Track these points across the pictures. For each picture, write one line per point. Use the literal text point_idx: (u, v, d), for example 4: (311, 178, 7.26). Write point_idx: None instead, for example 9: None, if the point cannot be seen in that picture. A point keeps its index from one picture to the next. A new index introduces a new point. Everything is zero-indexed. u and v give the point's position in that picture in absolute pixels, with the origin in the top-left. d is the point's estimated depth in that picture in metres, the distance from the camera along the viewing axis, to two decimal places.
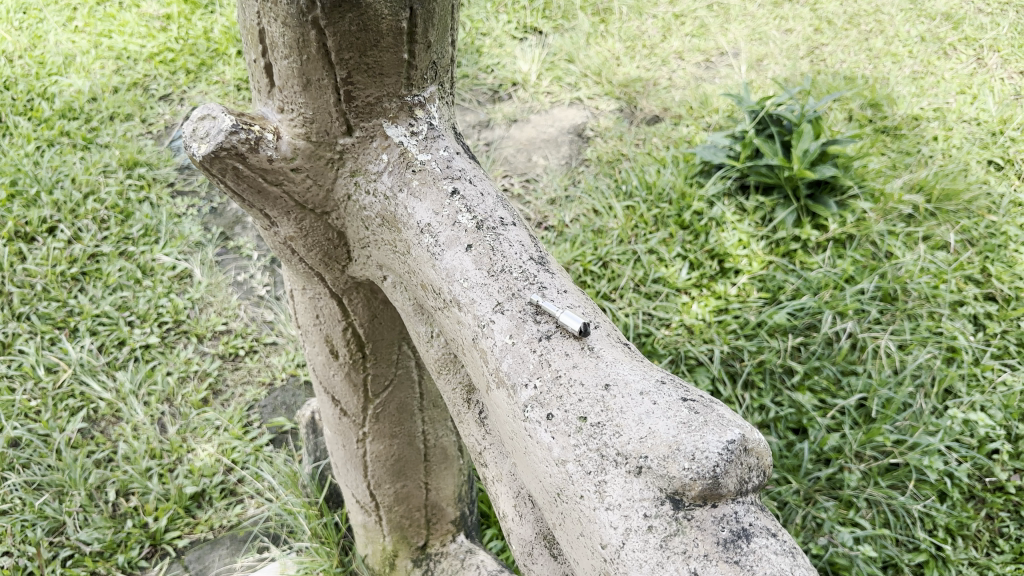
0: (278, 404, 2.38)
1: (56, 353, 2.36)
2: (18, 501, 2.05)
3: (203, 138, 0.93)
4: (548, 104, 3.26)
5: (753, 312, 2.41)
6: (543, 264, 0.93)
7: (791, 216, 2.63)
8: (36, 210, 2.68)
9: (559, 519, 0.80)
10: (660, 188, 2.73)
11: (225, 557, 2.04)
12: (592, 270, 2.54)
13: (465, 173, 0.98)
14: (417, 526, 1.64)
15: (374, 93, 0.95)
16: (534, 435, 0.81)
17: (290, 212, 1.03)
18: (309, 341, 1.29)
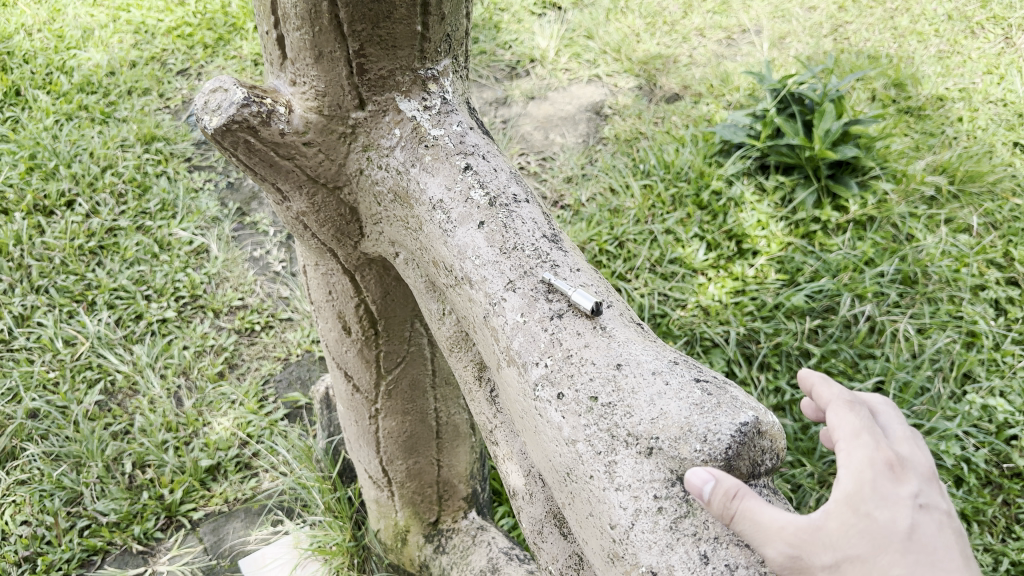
0: (293, 379, 2.40)
1: (74, 326, 2.38)
2: (36, 471, 2.08)
3: (215, 111, 0.92)
4: (566, 81, 3.24)
5: (771, 294, 2.39)
6: (556, 242, 0.92)
7: (812, 197, 2.60)
8: (54, 183, 2.69)
9: (568, 499, 0.79)
10: (678, 167, 2.71)
11: (239, 530, 2.06)
12: (608, 250, 2.53)
13: (478, 149, 0.97)
14: (429, 503, 1.65)
15: (388, 67, 0.94)
16: (544, 414, 0.79)
17: (302, 185, 1.02)
18: (321, 317, 1.28)
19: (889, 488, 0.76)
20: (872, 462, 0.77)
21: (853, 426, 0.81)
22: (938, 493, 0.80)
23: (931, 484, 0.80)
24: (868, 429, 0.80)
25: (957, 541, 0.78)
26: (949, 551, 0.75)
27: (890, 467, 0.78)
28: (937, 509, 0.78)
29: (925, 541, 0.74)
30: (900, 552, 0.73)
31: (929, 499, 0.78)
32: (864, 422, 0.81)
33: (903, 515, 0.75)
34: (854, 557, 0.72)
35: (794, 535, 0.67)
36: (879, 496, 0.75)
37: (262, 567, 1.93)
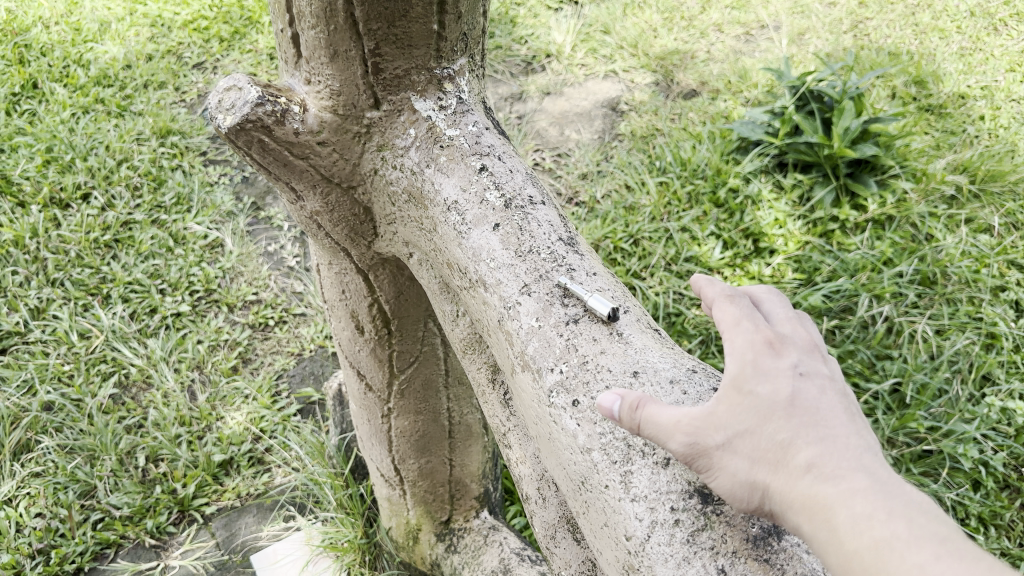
0: (306, 374, 2.40)
1: (89, 319, 2.38)
2: (51, 464, 2.08)
3: (229, 110, 0.91)
4: (582, 77, 3.22)
5: (788, 293, 2.37)
6: (572, 245, 0.90)
7: (830, 195, 2.57)
8: (70, 176, 2.70)
9: (582, 507, 0.78)
10: (695, 164, 2.68)
11: (251, 525, 2.06)
12: (623, 248, 2.51)
13: (494, 149, 0.96)
14: (440, 502, 1.65)
15: (403, 66, 0.92)
16: (559, 421, 0.78)
17: (316, 185, 1.01)
18: (334, 316, 1.28)
19: (770, 359, 0.70)
20: (751, 340, 0.72)
21: (729, 309, 0.75)
22: (830, 363, 0.74)
23: (820, 356, 0.74)
24: (744, 309, 0.75)
25: (855, 406, 0.71)
26: (844, 412, 0.68)
27: (770, 341, 0.72)
28: (829, 376, 0.71)
29: (816, 404, 0.68)
30: (785, 419, 0.66)
31: (818, 365, 0.72)
32: (743, 303, 0.76)
33: (786, 382, 0.68)
34: (743, 434, 0.67)
35: (691, 425, 0.68)
36: (760, 371, 0.69)
37: (274, 563, 1.93)
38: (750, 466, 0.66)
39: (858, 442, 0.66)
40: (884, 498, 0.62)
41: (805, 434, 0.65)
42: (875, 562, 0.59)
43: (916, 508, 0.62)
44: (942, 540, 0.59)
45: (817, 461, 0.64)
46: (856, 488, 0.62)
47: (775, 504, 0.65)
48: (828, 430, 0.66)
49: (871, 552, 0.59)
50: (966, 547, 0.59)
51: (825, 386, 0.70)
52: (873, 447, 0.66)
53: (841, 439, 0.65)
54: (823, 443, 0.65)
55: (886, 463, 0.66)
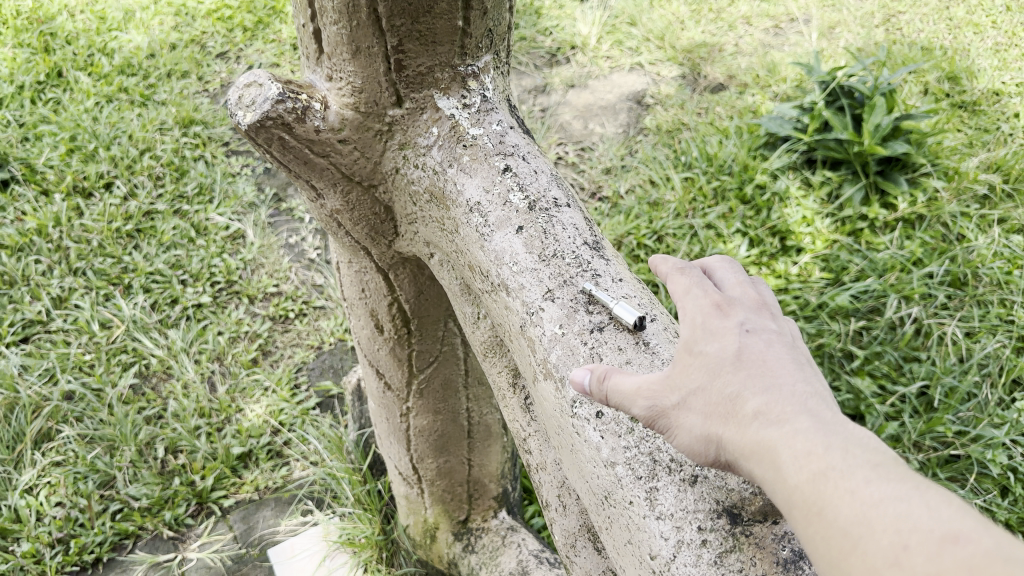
0: (325, 368, 2.38)
1: (111, 309, 2.39)
2: (71, 453, 2.09)
3: (249, 107, 0.90)
4: (607, 69, 3.18)
5: (814, 293, 2.33)
6: (598, 249, 0.88)
7: (859, 193, 2.52)
8: (93, 166, 2.70)
9: (606, 523, 0.76)
10: (721, 159, 2.64)
11: (270, 519, 2.06)
12: (646, 244, 2.48)
13: (519, 149, 0.93)
14: (459, 501, 1.63)
15: (427, 63, 0.90)
16: (581, 433, 0.75)
17: (336, 183, 0.99)
18: (354, 314, 1.26)
19: (717, 320, 0.70)
20: (700, 306, 0.72)
21: (680, 279, 0.76)
22: (785, 326, 0.73)
23: (772, 317, 0.73)
24: (694, 277, 0.76)
25: (810, 362, 0.70)
26: (793, 362, 0.67)
27: (719, 305, 0.72)
28: (778, 333, 0.71)
29: (763, 356, 0.67)
30: (733, 372, 0.66)
31: (768, 324, 0.71)
32: (695, 273, 0.77)
33: (733, 339, 0.68)
34: (694, 390, 0.67)
35: (651, 390, 0.68)
36: (708, 332, 0.70)
37: (291, 557, 1.92)
38: (702, 421, 0.66)
39: (802, 387, 0.65)
40: (823, 433, 0.60)
41: (749, 383, 0.65)
42: (813, 493, 0.57)
43: (857, 441, 0.60)
44: (879, 467, 0.57)
45: (760, 405, 0.63)
46: (795, 426, 0.61)
47: (727, 455, 0.64)
48: (771, 378, 0.65)
49: (809, 483, 0.58)
50: (903, 472, 0.57)
51: (775, 342, 0.69)
52: (820, 392, 0.65)
53: (784, 385, 0.64)
54: (767, 389, 0.64)
55: (834, 406, 0.64)
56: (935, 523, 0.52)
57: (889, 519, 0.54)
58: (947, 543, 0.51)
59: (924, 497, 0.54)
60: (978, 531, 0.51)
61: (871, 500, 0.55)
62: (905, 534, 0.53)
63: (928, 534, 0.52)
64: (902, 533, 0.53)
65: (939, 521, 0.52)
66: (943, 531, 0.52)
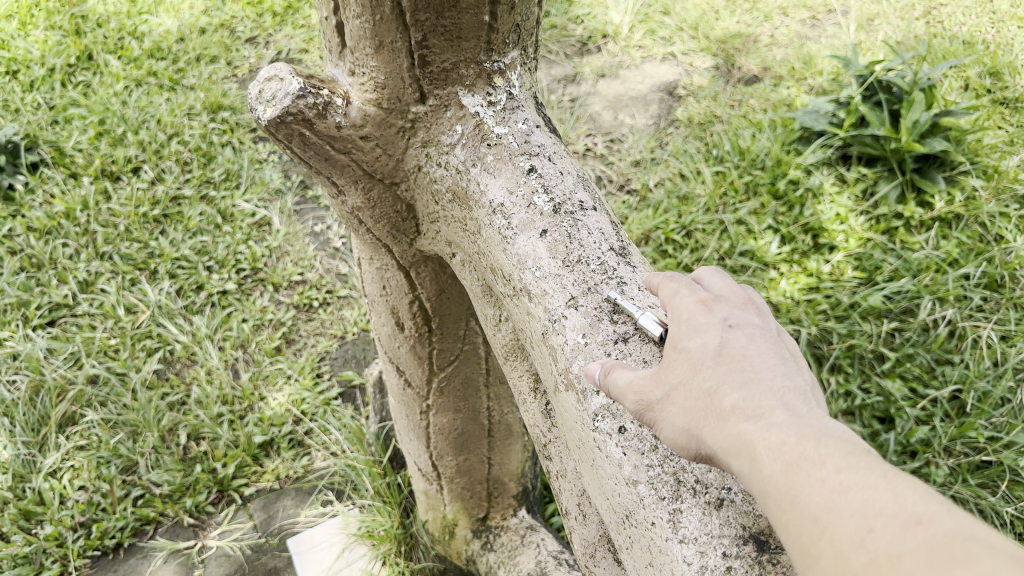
0: (348, 358, 2.38)
1: (136, 294, 2.39)
2: (94, 438, 2.10)
3: (269, 101, 0.87)
4: (639, 59, 3.13)
5: (846, 293, 2.28)
6: (624, 255, 0.85)
7: (895, 191, 2.45)
8: (121, 150, 2.71)
9: (627, 542, 0.74)
10: (754, 154, 2.59)
11: (290, 508, 2.06)
12: (674, 240, 2.44)
13: (545, 149, 0.90)
14: (478, 499, 1.61)
15: (451, 59, 0.87)
16: (603, 448, 0.73)
17: (358, 180, 0.97)
18: (375, 311, 1.24)
19: (701, 316, 0.68)
20: (684, 302, 0.71)
21: (667, 285, 0.74)
22: (773, 322, 0.71)
23: (758, 313, 0.71)
24: (682, 281, 0.73)
25: (794, 357, 0.68)
26: (775, 356, 0.65)
27: (703, 301, 0.70)
28: (763, 328, 0.68)
29: (745, 351, 0.65)
30: (712, 368, 0.64)
31: (752, 319, 0.69)
32: (682, 274, 0.74)
33: (716, 335, 0.66)
34: (678, 387, 0.65)
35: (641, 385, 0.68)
36: (693, 328, 0.68)
37: (310, 548, 1.92)
38: (684, 416, 0.64)
39: (783, 380, 0.62)
40: (799, 425, 0.58)
41: (728, 378, 0.63)
42: (787, 483, 0.56)
43: (832, 431, 0.58)
44: (851, 455, 0.55)
45: (739, 399, 0.61)
46: (771, 419, 0.59)
47: (708, 449, 0.63)
48: (752, 371, 0.63)
49: (783, 473, 0.56)
50: (875, 459, 0.55)
51: (758, 336, 0.67)
52: (802, 386, 0.62)
53: (765, 379, 0.62)
54: (747, 384, 0.62)
55: (815, 400, 0.62)
56: (900, 507, 0.50)
57: (857, 505, 0.52)
58: (910, 526, 0.49)
59: (893, 482, 0.52)
60: (943, 513, 0.49)
61: (840, 487, 0.53)
62: (870, 518, 0.51)
63: (892, 517, 0.50)
64: (868, 519, 0.51)
65: (904, 504, 0.51)
66: (907, 514, 0.50)
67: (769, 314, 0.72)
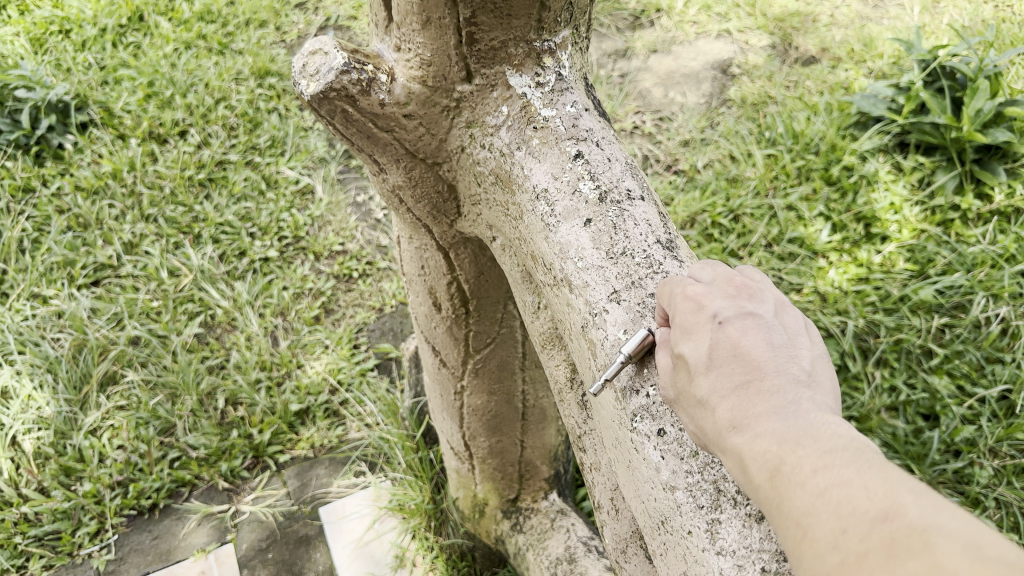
0: (385, 330, 2.37)
1: (179, 258, 2.41)
2: (134, 398, 2.12)
3: (313, 75, 0.86)
4: (692, 35, 3.05)
5: (896, 285, 2.22)
6: (672, 248, 0.81)
7: (953, 181, 2.36)
8: (169, 113, 2.73)
9: (661, 547, 0.72)
10: (808, 137, 2.51)
11: (323, 477, 2.06)
12: (721, 224, 2.39)
13: (593, 134, 0.87)
14: (510, 480, 1.61)
15: (501, 37, 0.83)
16: (641, 450, 0.70)
17: (399, 159, 0.95)
18: (413, 290, 1.23)
19: (691, 314, 0.65)
20: (677, 300, 0.68)
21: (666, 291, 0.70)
22: (769, 298, 0.67)
23: (753, 296, 0.67)
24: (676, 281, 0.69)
25: (794, 337, 0.64)
26: (769, 347, 0.62)
27: (692, 295, 0.67)
28: (757, 313, 0.65)
29: (737, 349, 0.62)
30: (703, 374, 0.62)
31: (744, 305, 0.65)
32: (677, 278, 0.70)
33: (706, 335, 0.63)
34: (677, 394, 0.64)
35: None
36: (683, 330, 0.65)
37: (341, 518, 1.94)
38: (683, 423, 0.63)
39: (775, 376, 0.60)
40: (782, 425, 0.56)
41: (719, 384, 0.61)
42: (772, 488, 0.55)
43: (814, 425, 0.56)
44: (828, 453, 0.54)
45: (730, 409, 0.59)
46: (757, 427, 0.57)
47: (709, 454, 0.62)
48: (745, 373, 0.60)
49: (767, 480, 0.55)
50: (852, 451, 0.54)
51: (751, 325, 0.63)
52: (794, 376, 0.60)
53: (756, 379, 0.60)
54: (737, 390, 0.60)
55: (807, 389, 0.59)
56: (869, 504, 0.50)
57: (833, 505, 0.51)
58: (878, 523, 0.49)
59: (865, 477, 0.52)
60: (908, 503, 0.49)
61: (818, 490, 0.53)
62: (845, 518, 0.51)
63: (864, 515, 0.50)
64: (842, 519, 0.51)
65: (873, 500, 0.50)
66: (876, 511, 0.50)
67: (766, 288, 0.68)
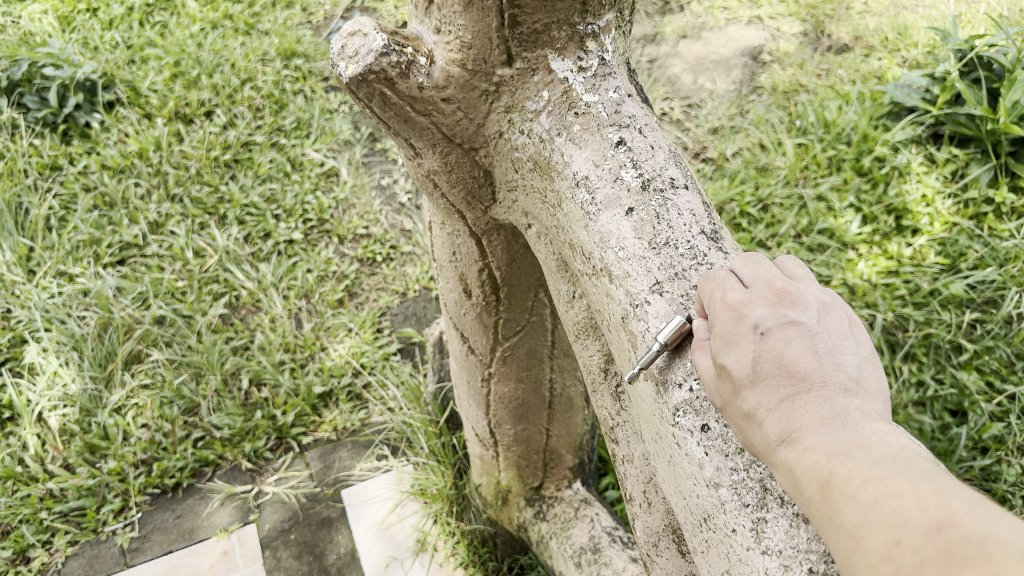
0: (408, 315, 2.36)
1: (205, 238, 2.41)
2: (159, 377, 2.13)
3: (353, 57, 0.85)
4: (723, 21, 3.01)
5: (926, 279, 2.18)
6: (716, 239, 0.79)
7: (987, 174, 2.31)
8: (195, 92, 2.72)
9: (702, 544, 0.71)
10: (840, 127, 2.47)
11: (346, 460, 2.06)
12: (750, 213, 2.37)
13: (635, 120, 0.85)
14: (534, 468, 1.60)
15: (544, 20, 0.81)
16: (684, 446, 0.69)
17: (436, 144, 0.93)
18: (443, 276, 1.21)
19: (731, 323, 0.62)
20: (715, 307, 0.65)
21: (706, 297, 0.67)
22: (812, 300, 0.64)
23: (797, 298, 0.64)
24: (716, 285, 0.66)
25: (840, 341, 0.61)
26: (814, 356, 0.59)
27: (731, 304, 0.63)
28: (800, 320, 0.62)
29: (781, 360, 0.59)
30: (748, 389, 0.60)
31: (787, 312, 0.62)
32: (716, 279, 0.67)
33: (749, 346, 0.61)
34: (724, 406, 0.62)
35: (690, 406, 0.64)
36: (724, 341, 0.62)
37: (363, 501, 1.94)
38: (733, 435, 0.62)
39: (822, 387, 0.58)
40: (830, 437, 0.55)
41: (765, 398, 0.59)
42: (823, 501, 0.54)
43: (862, 435, 0.55)
44: (879, 463, 0.52)
45: (778, 423, 0.58)
46: (805, 441, 0.56)
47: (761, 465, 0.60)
48: (790, 386, 0.58)
49: (818, 493, 0.54)
50: (903, 460, 0.52)
51: (795, 334, 0.60)
52: (841, 387, 0.58)
53: (802, 392, 0.58)
54: (784, 404, 0.58)
55: (855, 399, 0.57)
56: (922, 515, 0.48)
57: (885, 517, 0.50)
58: (932, 535, 0.48)
59: (918, 487, 0.50)
60: (963, 512, 0.47)
61: (869, 501, 0.51)
62: (898, 530, 0.49)
63: (918, 527, 0.48)
64: (895, 530, 0.49)
65: (925, 510, 0.49)
66: (930, 521, 0.48)
67: (810, 289, 0.65)
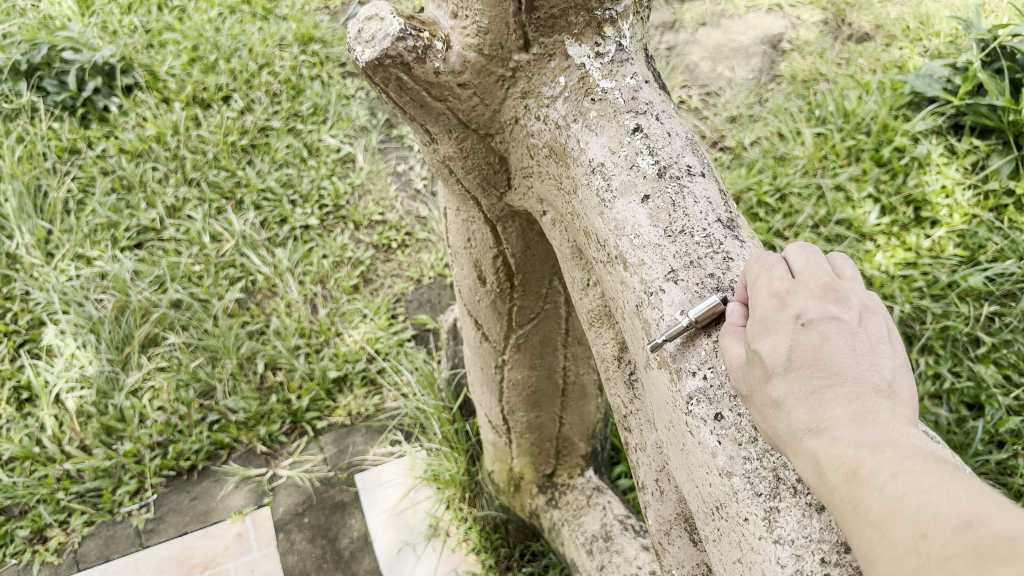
0: (423, 302, 2.37)
1: (221, 223, 2.42)
2: (175, 360, 2.14)
3: (369, 42, 0.84)
4: (743, 9, 2.99)
5: (945, 271, 2.16)
6: (731, 227, 0.79)
7: (1009, 166, 2.28)
8: (213, 77, 2.73)
9: (713, 533, 0.71)
10: (859, 116, 2.44)
11: (359, 445, 2.07)
12: (767, 203, 2.36)
13: (653, 107, 0.85)
14: (547, 456, 1.60)
15: (560, 5, 0.81)
16: (697, 434, 0.69)
17: (451, 129, 0.93)
18: (457, 263, 1.21)
19: (773, 310, 0.62)
20: (759, 293, 0.65)
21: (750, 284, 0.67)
22: (856, 302, 0.63)
23: (842, 297, 0.63)
24: (763, 270, 0.66)
25: (878, 346, 0.61)
26: (851, 353, 0.59)
27: (776, 292, 0.63)
28: (842, 317, 0.61)
29: (818, 352, 0.59)
30: (781, 375, 0.60)
31: (831, 307, 0.62)
32: (762, 265, 0.67)
33: (788, 334, 0.61)
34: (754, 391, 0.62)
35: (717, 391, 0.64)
36: (762, 325, 0.62)
37: (377, 486, 1.96)
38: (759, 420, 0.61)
39: (854, 383, 0.57)
40: (860, 433, 0.55)
41: (797, 386, 0.59)
42: (847, 491, 0.53)
43: (892, 433, 0.54)
44: (908, 458, 0.52)
45: (807, 413, 0.58)
46: (834, 432, 0.55)
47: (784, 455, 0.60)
48: (823, 378, 0.58)
49: (843, 483, 0.54)
50: (932, 458, 0.52)
51: (835, 329, 0.60)
52: (873, 386, 0.57)
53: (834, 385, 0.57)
54: (815, 394, 0.58)
55: (886, 400, 0.57)
56: (951, 510, 0.48)
57: (912, 511, 0.49)
58: (960, 530, 0.47)
59: (947, 483, 0.49)
60: (992, 513, 0.47)
61: (896, 494, 0.51)
62: (924, 523, 0.48)
63: (945, 521, 0.48)
64: (922, 524, 0.49)
65: (955, 506, 0.48)
66: (959, 517, 0.47)
67: (856, 290, 0.65)
